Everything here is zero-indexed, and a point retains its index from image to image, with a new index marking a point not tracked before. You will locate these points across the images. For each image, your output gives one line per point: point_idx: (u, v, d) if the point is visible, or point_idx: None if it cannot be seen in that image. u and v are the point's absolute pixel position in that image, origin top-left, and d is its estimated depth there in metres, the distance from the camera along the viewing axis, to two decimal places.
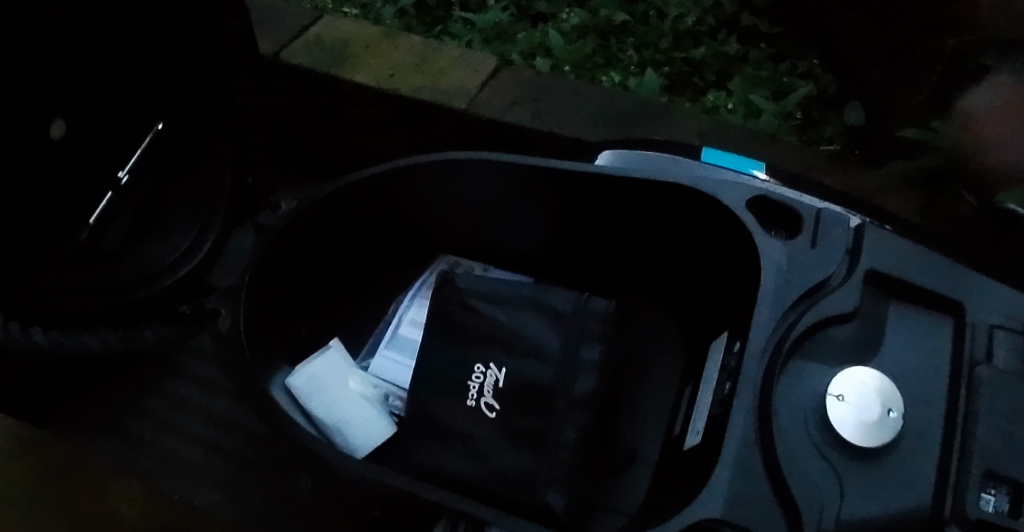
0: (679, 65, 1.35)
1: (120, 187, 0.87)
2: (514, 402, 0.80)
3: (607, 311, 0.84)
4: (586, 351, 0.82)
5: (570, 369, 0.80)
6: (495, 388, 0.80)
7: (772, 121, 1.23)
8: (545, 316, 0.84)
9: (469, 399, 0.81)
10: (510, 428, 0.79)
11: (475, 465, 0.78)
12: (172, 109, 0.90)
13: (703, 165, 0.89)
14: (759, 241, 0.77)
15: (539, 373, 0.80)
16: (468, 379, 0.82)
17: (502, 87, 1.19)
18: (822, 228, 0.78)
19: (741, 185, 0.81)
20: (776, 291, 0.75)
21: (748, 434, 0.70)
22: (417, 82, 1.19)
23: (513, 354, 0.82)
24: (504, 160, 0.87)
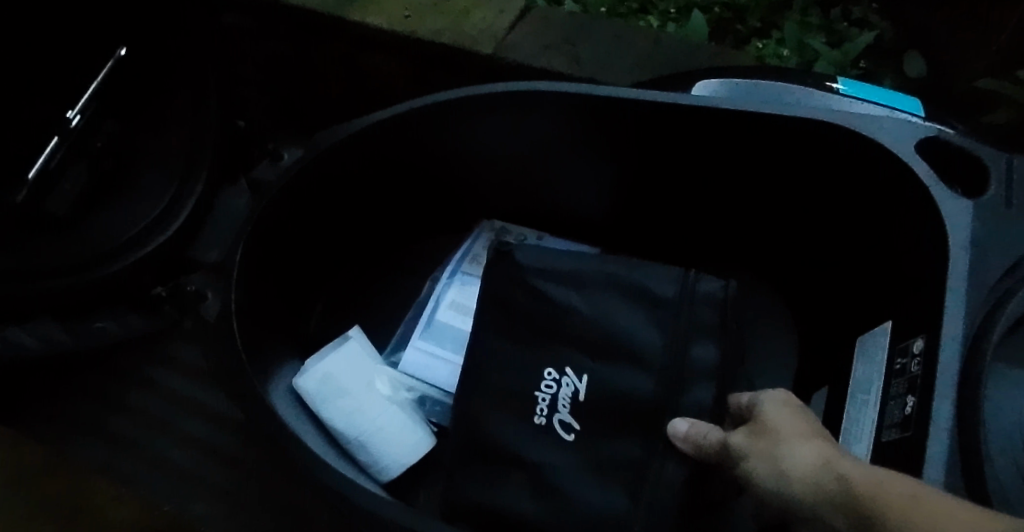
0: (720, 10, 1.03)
1: (69, 130, 0.66)
2: (598, 420, 0.60)
3: (724, 293, 0.63)
4: (698, 349, 0.61)
5: (688, 375, 0.60)
6: (573, 403, 0.60)
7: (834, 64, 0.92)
8: (637, 302, 0.64)
9: (536, 416, 0.60)
10: (595, 455, 0.59)
11: (541, 503, 0.58)
12: (136, 29, 0.69)
13: (842, 98, 0.68)
14: (940, 197, 0.56)
15: (629, 383, 0.60)
16: (534, 390, 0.61)
17: (530, 29, 0.90)
18: (1017, 180, 0.58)
19: (906, 122, 0.60)
20: (971, 263, 0.55)
21: (950, 470, 0.49)
22: (436, 22, 0.89)
23: (596, 355, 0.62)
24: (574, 91, 0.65)
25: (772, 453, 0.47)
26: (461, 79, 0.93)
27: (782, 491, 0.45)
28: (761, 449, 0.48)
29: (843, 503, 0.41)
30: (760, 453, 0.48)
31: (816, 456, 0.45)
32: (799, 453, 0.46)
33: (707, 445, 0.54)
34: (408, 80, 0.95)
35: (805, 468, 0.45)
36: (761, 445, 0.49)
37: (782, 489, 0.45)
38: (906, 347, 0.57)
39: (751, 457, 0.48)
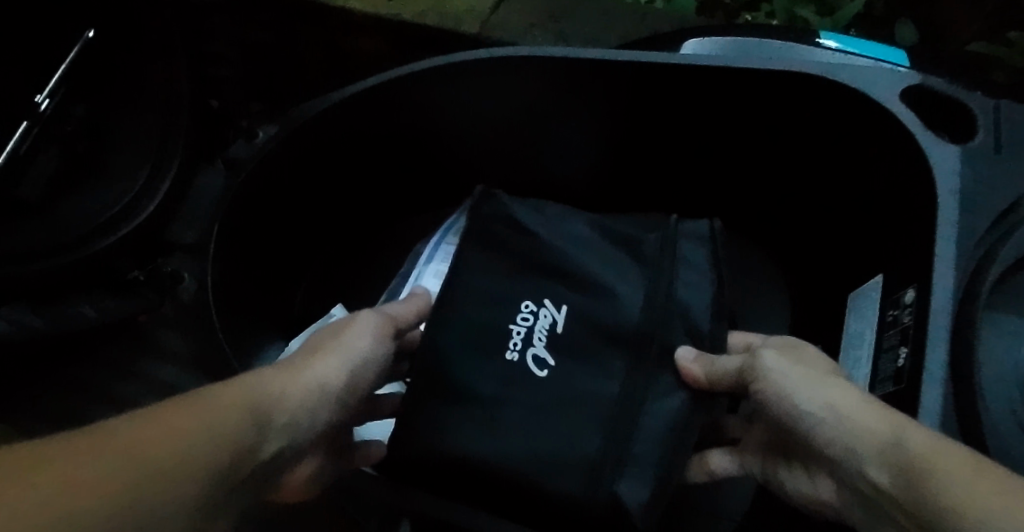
0: None
1: (37, 114, 0.65)
2: (572, 353, 0.58)
3: (710, 232, 0.64)
4: (681, 285, 0.60)
5: (677, 309, 0.59)
6: (550, 335, 0.58)
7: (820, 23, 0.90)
8: (615, 250, 0.63)
9: (509, 351, 0.58)
10: (567, 390, 0.57)
11: (522, 451, 0.55)
12: (102, 9, 0.67)
13: (825, 52, 0.66)
14: (928, 145, 0.55)
15: (609, 317, 0.59)
16: (510, 322, 0.59)
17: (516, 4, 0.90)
18: (1007, 127, 0.56)
19: (891, 71, 0.59)
20: (960, 211, 0.53)
21: (946, 422, 0.48)
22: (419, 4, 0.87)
23: (574, 286, 0.61)
24: (553, 53, 0.64)
25: (807, 379, 0.46)
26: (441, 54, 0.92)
27: (818, 422, 0.44)
28: (795, 375, 0.47)
29: (868, 436, 0.42)
30: (797, 372, 0.47)
31: (860, 399, 0.44)
32: (840, 384, 0.45)
33: (722, 368, 0.54)
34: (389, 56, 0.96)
35: (848, 408, 0.43)
36: (800, 371, 0.47)
37: (819, 420, 0.44)
38: (898, 299, 0.55)
39: (779, 376, 0.47)
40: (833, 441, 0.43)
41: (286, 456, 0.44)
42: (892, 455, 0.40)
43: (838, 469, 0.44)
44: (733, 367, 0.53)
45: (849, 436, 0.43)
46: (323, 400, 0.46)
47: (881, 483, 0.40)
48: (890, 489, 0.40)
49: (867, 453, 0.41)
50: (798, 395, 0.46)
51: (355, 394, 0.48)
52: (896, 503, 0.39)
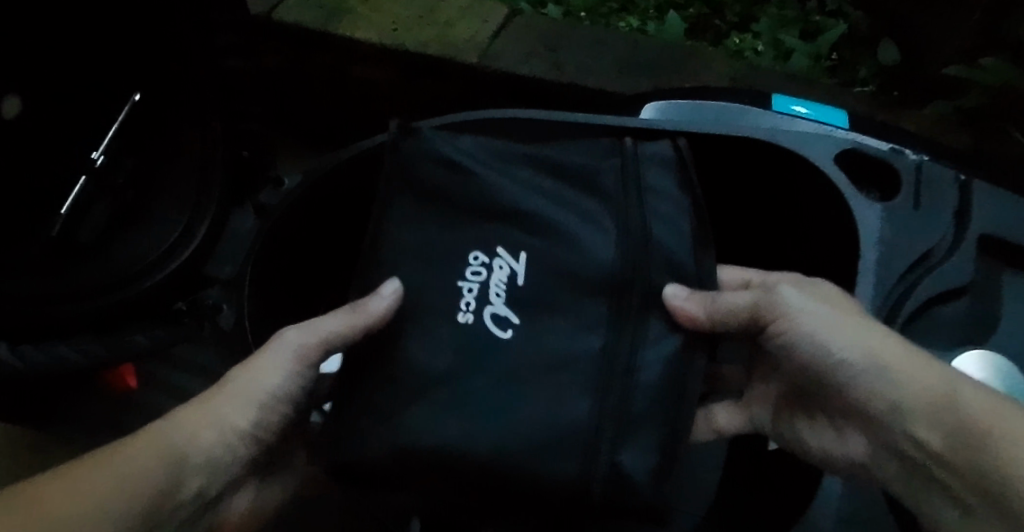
0: (700, 7, 1.39)
1: (94, 169, 0.76)
2: (535, 307, 0.55)
3: (675, 154, 0.63)
4: (656, 221, 0.58)
5: (648, 243, 0.57)
6: (509, 288, 0.56)
7: (802, 62, 1.26)
8: (569, 184, 0.60)
9: (461, 314, 0.55)
10: (541, 345, 0.54)
11: (501, 421, 0.52)
12: (148, 77, 0.78)
13: (773, 115, 0.77)
14: (855, 203, 0.65)
15: (582, 261, 0.56)
16: (459, 280, 0.56)
17: (512, 38, 1.17)
18: (923, 186, 0.67)
19: (827, 137, 0.68)
20: (878, 263, 0.64)
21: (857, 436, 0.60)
22: (419, 36, 1.16)
23: (531, 231, 0.57)
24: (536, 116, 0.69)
25: (853, 331, 0.54)
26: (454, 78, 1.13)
27: (862, 368, 0.53)
28: (836, 325, 0.55)
29: (923, 394, 0.51)
30: (842, 323, 0.55)
31: (904, 354, 0.53)
32: (883, 335, 0.54)
33: (715, 302, 0.55)
34: (426, 85, 1.21)
35: (897, 364, 0.52)
36: (836, 312, 0.55)
37: (860, 363, 0.53)
38: None
39: (820, 328, 0.55)
40: (873, 383, 0.53)
41: (203, 490, 0.56)
42: (945, 417, 0.50)
43: (885, 421, 0.53)
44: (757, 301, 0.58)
45: (902, 391, 0.52)
46: (233, 436, 0.57)
47: (931, 443, 0.51)
48: (934, 445, 0.50)
49: (921, 410, 0.51)
50: (846, 350, 0.54)
51: (273, 421, 0.59)
52: (940, 456, 0.50)
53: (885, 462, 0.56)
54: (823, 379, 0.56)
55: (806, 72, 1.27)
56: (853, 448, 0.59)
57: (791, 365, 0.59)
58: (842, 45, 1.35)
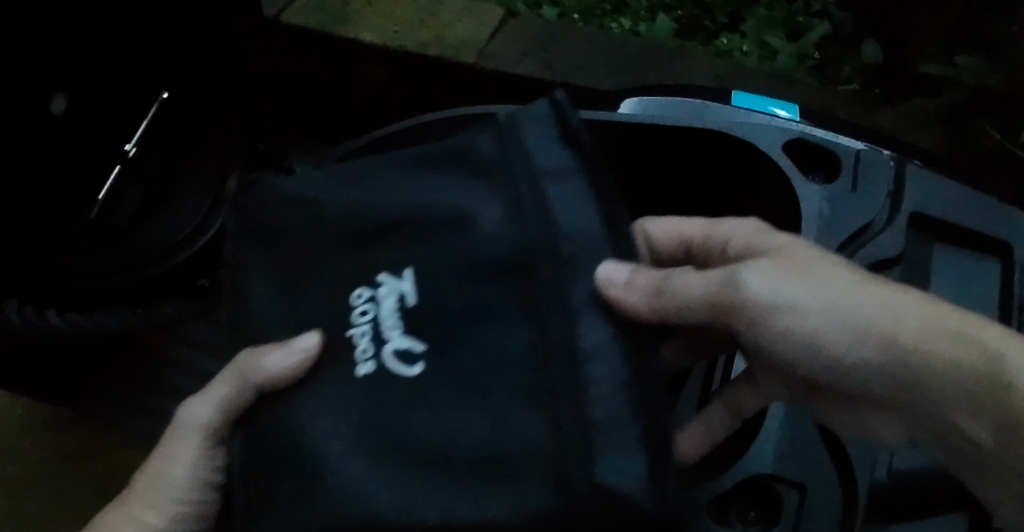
0: (690, 8, 1.51)
1: (127, 159, 0.87)
2: (438, 333, 0.52)
3: (553, 108, 0.57)
4: (558, 190, 0.53)
5: (544, 240, 0.52)
6: (399, 317, 0.54)
7: (787, 62, 1.41)
8: (457, 171, 0.59)
9: (359, 365, 0.54)
10: (461, 369, 0.51)
11: (432, 481, 0.48)
12: (174, 77, 0.88)
13: (730, 109, 0.86)
14: (798, 185, 0.74)
15: (490, 253, 0.53)
16: (353, 326, 0.56)
17: (510, 38, 1.27)
18: (861, 169, 0.75)
19: (775, 127, 0.77)
20: (817, 236, 0.72)
21: None
22: (421, 36, 1.25)
23: (420, 246, 0.56)
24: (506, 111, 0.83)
25: (859, 330, 0.53)
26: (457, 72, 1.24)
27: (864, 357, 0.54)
28: (833, 321, 0.54)
29: (955, 392, 0.51)
30: (840, 321, 0.54)
31: (924, 345, 0.52)
32: (900, 323, 0.52)
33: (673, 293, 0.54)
34: (423, 85, 1.30)
35: (919, 358, 0.52)
36: (828, 295, 0.54)
37: (857, 348, 0.53)
38: None
39: (825, 329, 0.54)
40: (890, 371, 0.53)
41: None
42: (995, 411, 0.50)
43: (923, 414, 0.53)
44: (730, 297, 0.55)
45: (938, 391, 0.52)
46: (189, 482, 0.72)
47: (986, 441, 0.51)
48: (986, 440, 0.51)
49: (957, 405, 0.51)
50: (857, 350, 0.54)
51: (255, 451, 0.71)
52: (990, 449, 0.51)
53: (926, 443, 0.56)
54: (831, 374, 0.56)
55: (790, 71, 1.41)
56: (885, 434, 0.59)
57: (793, 366, 0.58)
58: (827, 44, 1.48)
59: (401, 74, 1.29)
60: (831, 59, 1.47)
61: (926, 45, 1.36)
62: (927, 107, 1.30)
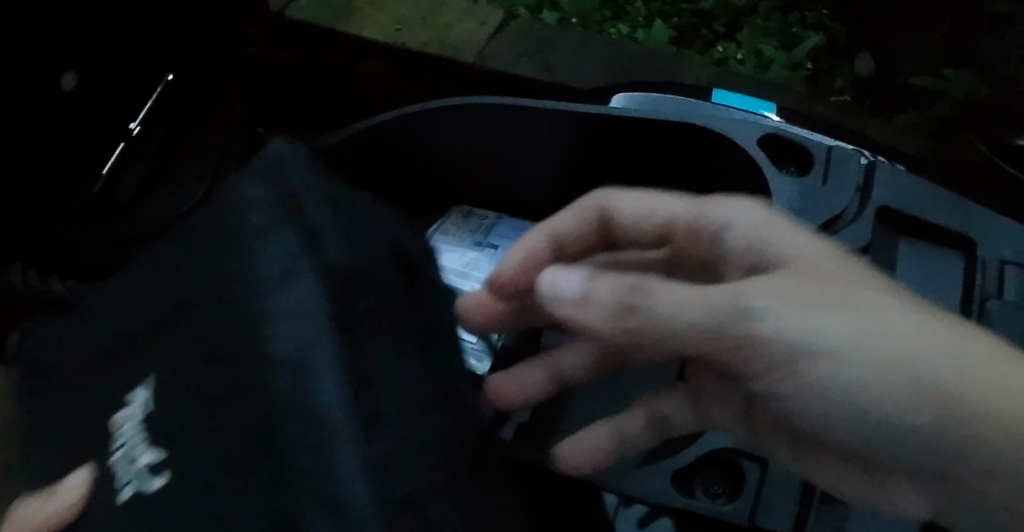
0: (688, 17, 1.52)
1: (132, 138, 0.91)
2: (174, 446, 0.47)
3: (286, 157, 0.54)
4: (274, 245, 0.47)
5: (252, 316, 0.45)
6: (143, 431, 0.50)
7: (783, 73, 1.43)
8: (211, 257, 0.51)
9: (119, 495, 0.49)
10: (187, 491, 0.45)
11: None
12: (179, 61, 0.92)
13: (713, 106, 0.90)
14: (770, 176, 0.78)
15: (243, 335, 0.45)
16: (114, 459, 0.51)
17: (509, 39, 1.31)
18: (832, 165, 0.79)
19: (752, 123, 0.82)
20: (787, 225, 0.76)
21: None
22: (421, 36, 1.29)
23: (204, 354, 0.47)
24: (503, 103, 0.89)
25: (897, 370, 0.44)
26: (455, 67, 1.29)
27: (902, 420, 0.44)
28: (859, 356, 0.45)
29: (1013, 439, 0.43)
30: (873, 359, 0.45)
31: (974, 386, 0.44)
32: (938, 363, 0.44)
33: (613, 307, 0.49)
34: (420, 83, 1.34)
35: (970, 403, 0.43)
36: (853, 320, 0.46)
37: (903, 413, 0.44)
38: None
39: (851, 372, 0.45)
40: (934, 421, 0.44)
41: None
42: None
43: (957, 474, 0.45)
44: (729, 327, 0.47)
45: (987, 441, 0.43)
46: None
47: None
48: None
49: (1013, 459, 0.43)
50: (887, 400, 0.44)
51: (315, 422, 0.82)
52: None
53: (942, 508, 0.48)
54: (837, 427, 0.47)
55: (785, 82, 1.43)
56: (897, 498, 0.50)
57: (796, 415, 0.48)
58: (822, 56, 1.51)
59: (400, 71, 1.33)
60: (825, 71, 1.50)
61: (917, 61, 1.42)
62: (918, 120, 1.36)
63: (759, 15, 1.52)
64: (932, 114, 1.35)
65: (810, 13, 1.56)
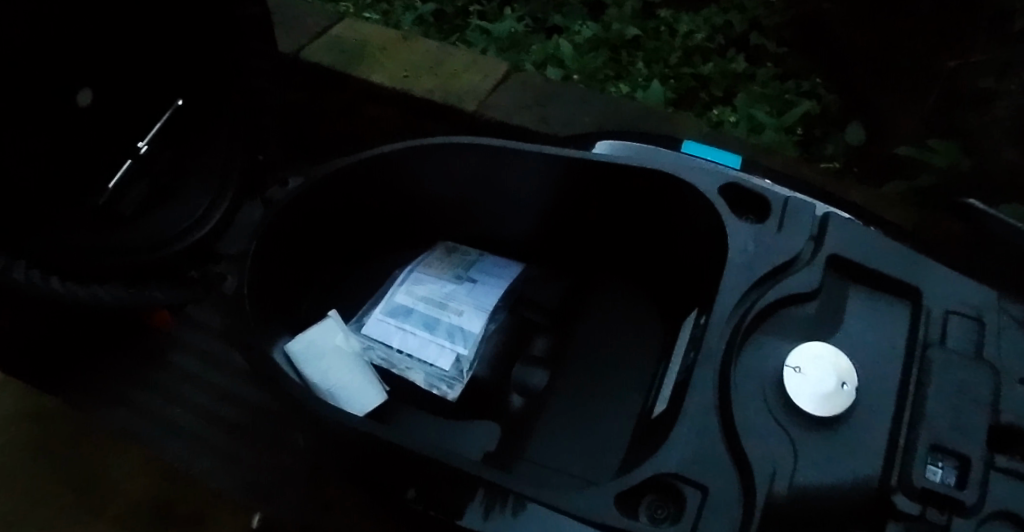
0: (688, 80, 1.56)
1: (139, 155, 0.97)
2: None
3: None
4: None
5: None
6: None
7: (773, 138, 1.44)
8: None
9: None
10: None
11: None
12: (186, 84, 0.99)
13: (681, 156, 0.95)
14: (729, 223, 0.83)
15: None
16: None
17: (507, 91, 1.37)
18: (789, 212, 0.83)
19: (715, 171, 0.87)
20: (740, 267, 0.81)
21: (708, 394, 0.76)
22: (427, 84, 1.36)
23: None
24: (479, 142, 0.94)
25: None
26: (452, 113, 1.36)
27: None
28: None
29: None
30: None
31: None
32: None
33: None
34: (417, 124, 1.41)
35: None
36: None
37: None
38: (699, 321, 0.84)
39: None
40: None
41: None
42: None
43: None
44: None
45: None
46: None
47: None
48: None
49: None
50: None
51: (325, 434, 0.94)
52: None
53: None
54: None
55: (775, 146, 1.44)
56: None
57: None
58: (815, 123, 1.53)
59: (402, 113, 1.40)
60: (816, 138, 1.52)
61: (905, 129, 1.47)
62: (905, 188, 1.36)
63: (758, 82, 1.56)
64: (918, 183, 1.35)
65: (804, 82, 1.58)
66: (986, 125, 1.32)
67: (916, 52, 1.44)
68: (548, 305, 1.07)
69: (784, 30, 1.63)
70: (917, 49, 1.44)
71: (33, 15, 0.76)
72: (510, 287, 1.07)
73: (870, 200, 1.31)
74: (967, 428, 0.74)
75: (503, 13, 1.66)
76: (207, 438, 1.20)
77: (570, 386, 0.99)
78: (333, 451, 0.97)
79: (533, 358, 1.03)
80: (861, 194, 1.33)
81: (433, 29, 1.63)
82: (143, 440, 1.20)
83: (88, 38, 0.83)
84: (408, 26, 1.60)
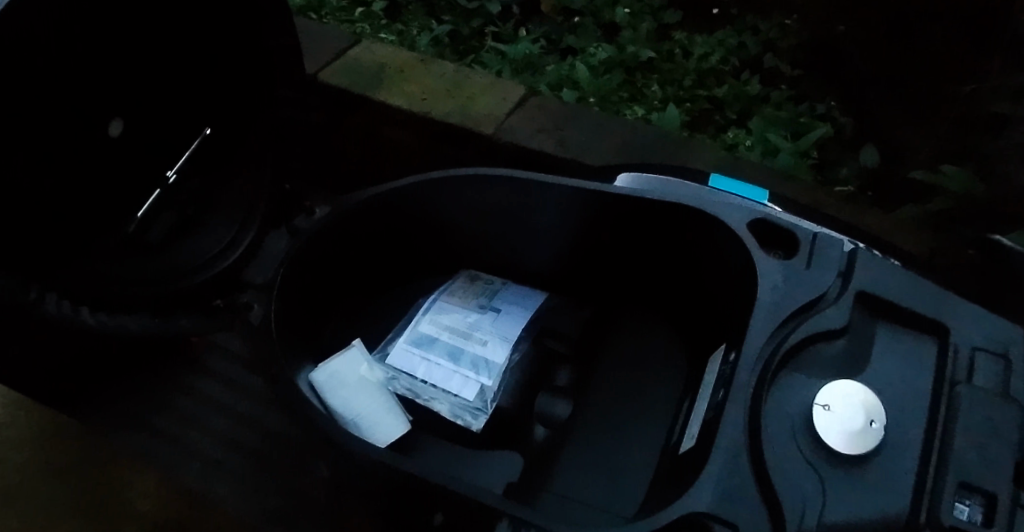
0: (702, 102, 1.57)
1: (167, 185, 0.99)
2: None
3: None
4: None
5: None
6: None
7: (789, 160, 1.42)
8: None
9: None
10: None
11: None
12: (216, 114, 1.01)
13: (706, 191, 0.96)
14: (758, 259, 0.84)
15: None
16: None
17: (525, 115, 1.37)
18: (817, 249, 0.84)
19: (743, 208, 0.87)
20: (770, 305, 0.81)
21: (737, 432, 0.76)
22: (444, 107, 1.37)
23: None
24: (505, 174, 0.95)
25: None
26: (472, 139, 1.37)
27: None
28: None
29: None
30: None
31: None
32: None
33: None
34: (437, 150, 1.42)
35: None
36: None
37: None
38: (728, 358, 0.84)
39: None
40: None
41: None
42: None
43: None
44: None
45: None
46: None
47: None
48: None
49: None
50: None
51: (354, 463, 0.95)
52: None
53: None
54: None
55: (791, 168, 1.41)
56: None
57: None
58: (829, 146, 1.53)
59: (421, 138, 1.41)
60: (831, 161, 1.51)
61: (919, 155, 1.46)
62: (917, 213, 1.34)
63: (773, 103, 1.56)
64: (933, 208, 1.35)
65: (819, 104, 1.58)
66: (996, 153, 1.31)
67: (932, 78, 1.44)
68: (571, 335, 1.08)
69: (798, 52, 1.64)
70: (932, 75, 1.44)
71: (67, 49, 0.77)
72: (533, 315, 1.07)
73: (886, 227, 1.30)
74: (996, 465, 0.73)
75: (518, 34, 1.67)
76: (226, 464, 1.21)
77: (592, 417, 0.99)
78: (358, 480, 0.98)
79: (557, 390, 1.04)
80: (877, 217, 1.32)
81: (448, 49, 1.64)
82: (163, 466, 1.20)
83: (121, 71, 0.84)
84: (424, 47, 1.61)
